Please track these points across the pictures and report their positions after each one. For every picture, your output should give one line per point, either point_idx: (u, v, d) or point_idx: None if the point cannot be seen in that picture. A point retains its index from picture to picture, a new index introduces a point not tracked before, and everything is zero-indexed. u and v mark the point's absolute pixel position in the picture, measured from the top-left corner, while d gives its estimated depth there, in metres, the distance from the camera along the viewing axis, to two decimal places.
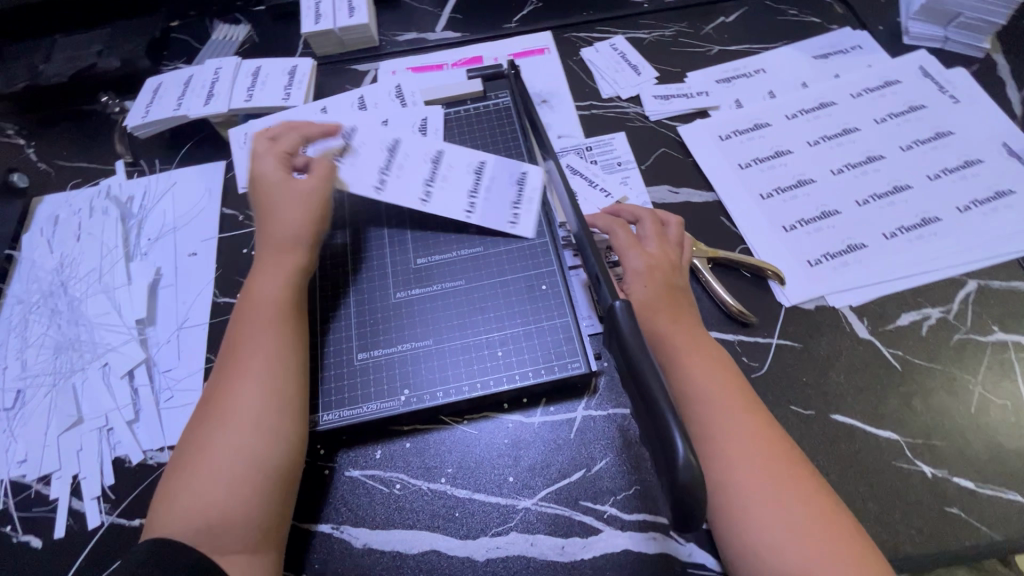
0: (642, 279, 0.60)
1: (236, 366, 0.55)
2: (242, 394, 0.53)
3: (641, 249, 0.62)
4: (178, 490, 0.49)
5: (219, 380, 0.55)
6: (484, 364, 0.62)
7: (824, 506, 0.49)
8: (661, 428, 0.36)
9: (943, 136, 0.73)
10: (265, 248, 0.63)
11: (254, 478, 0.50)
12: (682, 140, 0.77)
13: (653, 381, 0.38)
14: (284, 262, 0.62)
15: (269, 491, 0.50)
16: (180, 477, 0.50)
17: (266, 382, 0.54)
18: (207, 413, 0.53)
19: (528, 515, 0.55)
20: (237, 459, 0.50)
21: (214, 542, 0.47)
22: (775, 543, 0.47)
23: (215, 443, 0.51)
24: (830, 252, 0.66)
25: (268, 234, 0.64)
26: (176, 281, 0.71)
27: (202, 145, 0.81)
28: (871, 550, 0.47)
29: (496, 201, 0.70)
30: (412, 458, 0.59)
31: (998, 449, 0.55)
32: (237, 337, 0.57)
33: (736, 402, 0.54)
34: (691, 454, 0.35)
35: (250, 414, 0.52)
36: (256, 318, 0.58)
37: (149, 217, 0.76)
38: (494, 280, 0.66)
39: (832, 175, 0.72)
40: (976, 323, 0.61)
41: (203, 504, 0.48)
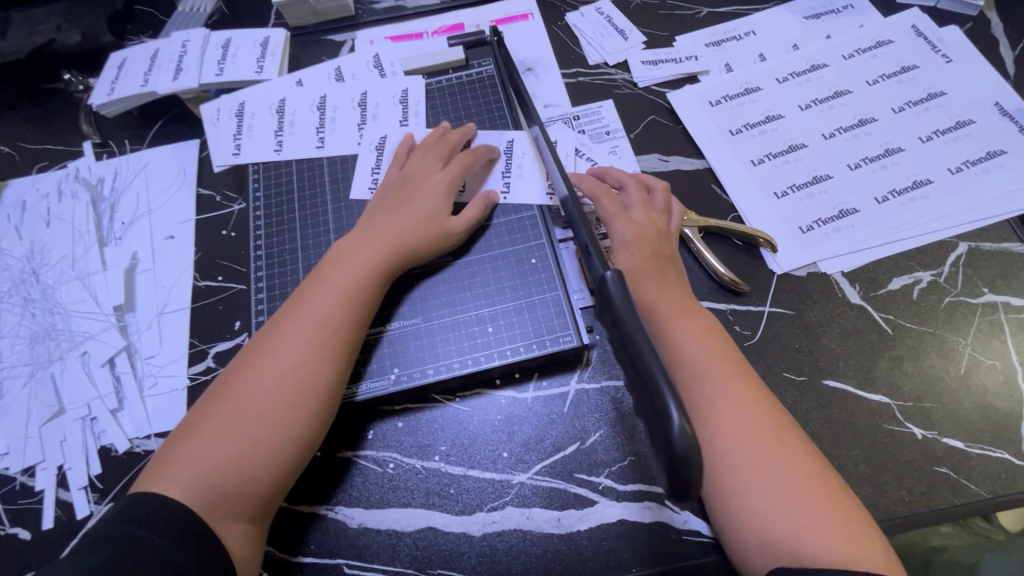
0: (629, 247, 0.60)
1: (289, 339, 0.53)
2: (287, 375, 0.51)
3: (625, 216, 0.62)
4: (196, 454, 0.48)
5: (267, 344, 0.53)
6: (475, 341, 0.61)
7: (817, 471, 0.49)
8: (655, 399, 0.35)
9: (936, 97, 0.71)
10: (368, 235, 0.60)
11: (273, 466, 0.49)
12: (671, 106, 0.75)
13: (647, 352, 0.37)
14: (376, 256, 0.58)
15: (283, 479, 0.50)
16: (200, 440, 0.49)
17: (318, 372, 0.52)
18: (242, 375, 0.52)
19: (523, 489, 0.55)
20: (261, 437, 0.49)
21: (211, 509, 0.47)
22: (771, 508, 0.47)
23: (239, 413, 0.50)
24: (822, 217, 0.66)
25: (380, 227, 0.61)
26: (154, 266, 0.68)
27: (173, 122, 0.78)
28: (861, 513, 0.48)
29: (485, 172, 0.69)
30: (404, 438, 0.58)
31: (986, 409, 0.56)
32: (301, 309, 0.55)
33: (730, 370, 0.53)
34: (687, 424, 0.34)
35: (288, 403, 0.50)
36: (325, 302, 0.55)
37: (122, 199, 0.73)
38: (483, 255, 0.65)
39: (824, 139, 0.70)
40: (966, 285, 0.61)
41: (217, 477, 0.48)
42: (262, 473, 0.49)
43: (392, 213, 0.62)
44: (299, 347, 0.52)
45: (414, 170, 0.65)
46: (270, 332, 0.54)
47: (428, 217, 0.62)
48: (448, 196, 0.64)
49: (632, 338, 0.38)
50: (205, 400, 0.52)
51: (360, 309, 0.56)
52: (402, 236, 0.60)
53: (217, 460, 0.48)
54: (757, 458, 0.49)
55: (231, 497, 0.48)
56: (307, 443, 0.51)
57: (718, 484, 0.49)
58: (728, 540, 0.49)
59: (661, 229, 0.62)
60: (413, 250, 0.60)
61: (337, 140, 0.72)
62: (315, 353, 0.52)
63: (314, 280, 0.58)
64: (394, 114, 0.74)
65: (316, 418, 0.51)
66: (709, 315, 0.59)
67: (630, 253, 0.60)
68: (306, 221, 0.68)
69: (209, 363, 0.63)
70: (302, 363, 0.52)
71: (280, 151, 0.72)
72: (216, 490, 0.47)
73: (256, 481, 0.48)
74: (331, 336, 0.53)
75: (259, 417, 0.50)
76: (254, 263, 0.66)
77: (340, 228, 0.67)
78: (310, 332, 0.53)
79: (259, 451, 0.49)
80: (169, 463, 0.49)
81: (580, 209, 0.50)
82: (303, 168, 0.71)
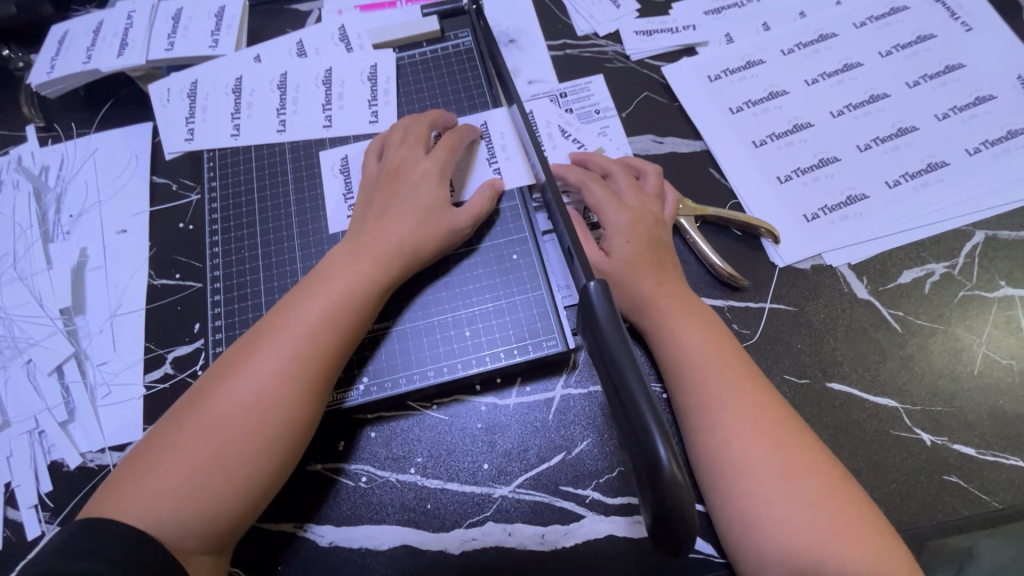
0: (624, 234, 0.55)
1: (273, 354, 0.47)
2: (270, 395, 0.46)
3: (617, 201, 0.57)
4: (166, 472, 0.43)
5: (248, 356, 0.48)
6: (451, 346, 0.57)
7: (831, 486, 0.44)
8: (641, 431, 0.31)
9: (954, 70, 0.66)
10: (362, 240, 0.54)
11: (252, 492, 0.45)
12: (666, 81, 0.69)
13: (632, 378, 0.33)
14: (371, 264, 0.52)
15: (259, 504, 0.46)
16: (172, 458, 0.44)
17: (304, 395, 0.47)
18: (217, 389, 0.46)
19: (504, 503, 0.52)
20: (239, 461, 0.44)
21: (180, 538, 0.42)
22: (789, 520, 0.43)
23: (211, 434, 0.44)
24: (829, 204, 0.61)
25: (373, 230, 0.54)
26: (106, 263, 0.63)
27: (123, 103, 0.71)
28: (885, 532, 0.43)
29: (468, 158, 0.62)
30: (379, 449, 0.54)
31: (1001, 414, 0.52)
32: (289, 319, 0.49)
33: (737, 369, 0.49)
34: (676, 463, 0.30)
35: (276, 425, 0.46)
36: (316, 310, 0.50)
37: (69, 190, 0.67)
38: (462, 250, 0.60)
39: (831, 118, 0.65)
40: (982, 278, 0.57)
41: (188, 501, 0.42)
42: (235, 502, 0.44)
43: (385, 212, 0.55)
44: (285, 365, 0.47)
45: (394, 162, 0.58)
46: (252, 343, 0.48)
47: (425, 218, 0.55)
48: (444, 191, 0.57)
49: (616, 360, 0.34)
50: (173, 412, 0.46)
51: (354, 320, 0.50)
52: (399, 242, 0.54)
53: (185, 484, 0.43)
54: (771, 467, 0.44)
55: (197, 527, 0.42)
56: (285, 470, 0.47)
57: (728, 495, 0.45)
58: (739, 558, 0.45)
59: (656, 215, 0.57)
60: (410, 258, 0.54)
61: (299, 124, 0.67)
62: (302, 374, 0.47)
63: (302, 285, 0.52)
64: (362, 94, 0.67)
65: (298, 443, 0.47)
66: (706, 306, 0.54)
67: (624, 242, 0.55)
68: (265, 212, 0.63)
69: (166, 370, 0.58)
70: (287, 384, 0.46)
71: (237, 137, 0.67)
72: (181, 519, 0.42)
73: (226, 511, 0.43)
74: (321, 355, 0.48)
75: (235, 440, 0.44)
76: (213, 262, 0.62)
77: (302, 221, 0.63)
78: (298, 349, 0.48)
79: (232, 478, 0.44)
80: (127, 483, 0.43)
81: (557, 196, 0.45)
82: (263, 154, 0.66)
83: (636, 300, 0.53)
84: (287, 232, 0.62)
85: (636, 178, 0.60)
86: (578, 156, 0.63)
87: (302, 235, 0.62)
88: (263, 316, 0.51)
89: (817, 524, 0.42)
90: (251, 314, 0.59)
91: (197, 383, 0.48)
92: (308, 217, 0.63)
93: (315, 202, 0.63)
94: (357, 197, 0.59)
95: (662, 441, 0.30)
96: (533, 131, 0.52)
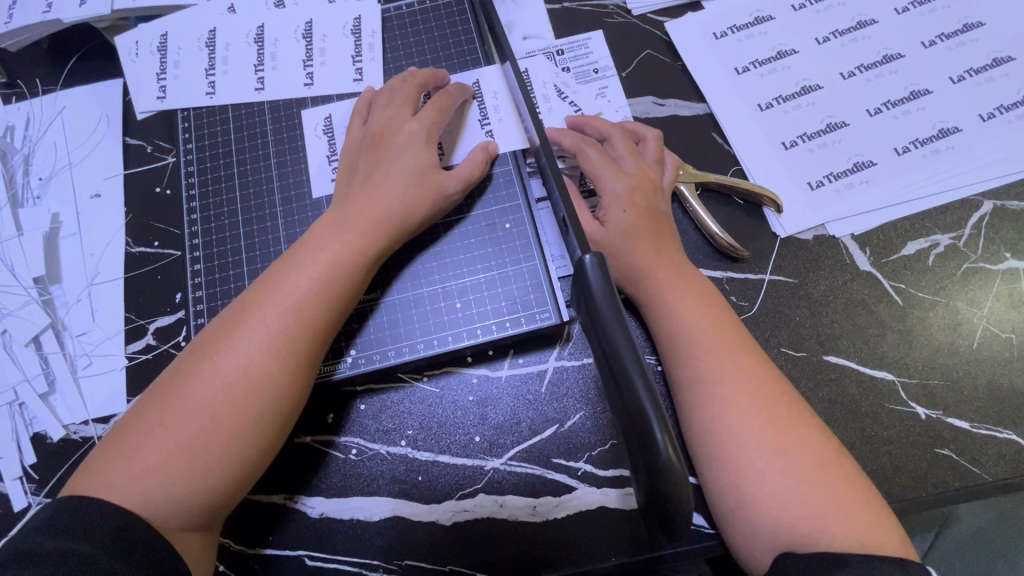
0: (621, 202, 0.53)
1: (258, 328, 0.45)
2: (254, 370, 0.44)
3: (614, 166, 0.54)
4: (150, 450, 0.42)
5: (233, 331, 0.46)
6: (442, 318, 0.55)
7: (825, 459, 0.44)
8: (636, 414, 0.30)
9: (973, 28, 0.62)
10: (348, 208, 0.52)
11: (239, 468, 0.44)
12: (670, 38, 0.65)
13: (628, 358, 0.31)
14: (360, 234, 0.50)
15: (247, 480, 0.45)
16: (155, 435, 0.42)
17: (291, 370, 0.45)
18: (201, 365, 0.45)
19: (496, 476, 0.51)
20: (223, 437, 0.43)
21: (165, 516, 0.41)
22: (786, 495, 0.42)
23: (197, 411, 0.43)
24: (834, 172, 0.58)
25: (359, 198, 0.52)
26: (80, 229, 0.60)
27: (88, 57, 0.66)
28: (876, 502, 0.43)
29: (459, 121, 0.59)
30: (369, 421, 0.53)
31: (998, 387, 0.51)
32: (273, 292, 0.47)
33: (732, 344, 0.48)
34: (671, 443, 0.29)
35: (260, 400, 0.44)
36: (301, 282, 0.48)
37: (37, 150, 0.63)
38: (453, 219, 0.58)
39: (841, 79, 0.61)
40: (988, 251, 0.55)
41: (172, 479, 0.41)
42: (222, 478, 0.43)
43: (371, 179, 0.53)
44: (271, 340, 0.45)
45: (380, 126, 0.55)
46: (236, 317, 0.47)
47: (414, 184, 0.53)
48: (433, 156, 0.54)
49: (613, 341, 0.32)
50: (155, 388, 0.45)
51: (340, 292, 0.48)
52: (387, 210, 0.51)
53: (169, 462, 0.42)
54: (767, 445, 0.44)
55: (185, 504, 0.42)
56: (273, 445, 0.46)
57: (723, 468, 0.45)
58: (733, 530, 0.44)
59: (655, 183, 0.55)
60: (400, 227, 0.52)
61: (279, 81, 0.63)
62: (289, 349, 0.46)
63: (287, 257, 0.50)
64: (346, 49, 0.63)
65: (284, 418, 0.46)
66: (704, 278, 0.53)
67: (620, 208, 0.52)
68: (245, 176, 0.60)
69: (148, 341, 0.56)
70: (274, 360, 0.45)
71: (212, 95, 0.63)
72: (167, 496, 0.41)
73: (212, 487, 0.42)
74: (307, 330, 0.47)
75: (220, 416, 0.43)
76: (192, 227, 0.59)
77: (284, 186, 0.60)
78: (285, 323, 0.46)
79: (219, 454, 0.43)
80: (110, 462, 0.42)
81: (552, 160, 0.42)
82: (241, 114, 0.62)
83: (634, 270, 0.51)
84: (269, 198, 0.59)
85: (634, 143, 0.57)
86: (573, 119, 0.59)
87: (286, 201, 0.59)
88: (247, 288, 0.49)
89: (812, 498, 0.42)
90: (233, 284, 0.57)
91: (179, 358, 0.46)
92: (290, 181, 0.60)
93: (298, 166, 0.60)
94: (341, 162, 0.56)
95: (657, 423, 0.29)
96: (527, 90, 0.48)
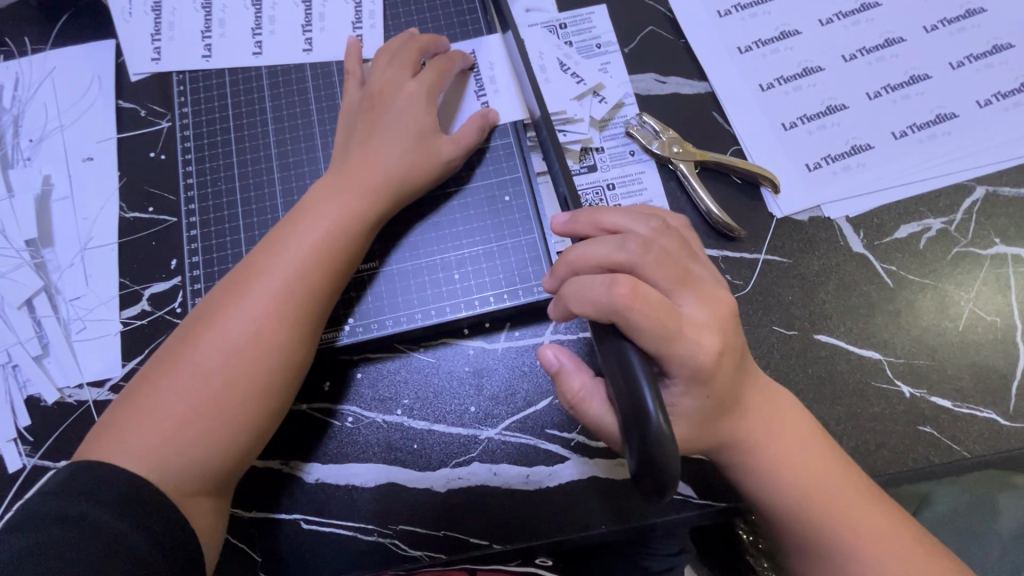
0: (644, 264, 0.39)
1: (262, 296, 0.46)
2: (261, 336, 0.45)
3: (659, 248, 0.40)
4: (161, 416, 0.42)
5: (236, 296, 0.46)
6: (440, 289, 0.55)
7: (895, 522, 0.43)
8: (630, 380, 0.33)
9: (975, 15, 0.62)
10: (344, 173, 0.51)
11: (252, 430, 0.44)
12: (674, 15, 0.65)
13: (628, 348, 0.35)
14: (360, 199, 0.50)
15: (258, 442, 0.45)
16: (168, 401, 0.43)
17: (298, 335, 0.46)
18: (207, 331, 0.45)
19: (490, 445, 0.52)
20: (234, 401, 0.44)
21: (181, 479, 0.42)
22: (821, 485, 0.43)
23: (207, 376, 0.43)
24: (832, 154, 0.59)
25: (357, 161, 0.52)
26: (72, 192, 0.59)
27: (80, 16, 0.64)
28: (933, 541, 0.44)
29: (459, 92, 0.59)
30: (365, 390, 0.54)
31: (979, 368, 0.53)
32: (276, 258, 0.47)
33: (774, 393, 0.45)
34: (664, 415, 0.32)
35: (268, 364, 0.45)
36: (304, 249, 0.47)
37: (27, 111, 0.62)
38: (453, 193, 0.58)
39: (843, 62, 0.61)
40: (977, 236, 0.56)
41: (188, 443, 0.42)
42: (236, 441, 0.44)
43: (367, 143, 0.52)
44: (277, 305, 0.46)
45: (379, 85, 0.54)
46: (237, 285, 0.46)
47: (413, 149, 0.53)
48: (430, 119, 0.54)
49: (616, 301, 0.36)
50: (162, 355, 0.45)
51: (344, 260, 0.49)
52: (385, 176, 0.51)
53: (184, 427, 0.42)
54: (788, 448, 0.44)
55: (199, 466, 0.42)
56: (283, 408, 0.46)
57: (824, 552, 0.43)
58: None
59: (695, 260, 0.43)
60: (398, 190, 0.52)
61: (277, 47, 0.62)
62: (296, 315, 0.46)
63: (288, 222, 0.50)
64: (346, 14, 0.62)
65: (293, 382, 0.46)
66: (774, 388, 0.45)
67: (693, 318, 0.39)
68: (241, 143, 0.60)
69: (143, 307, 0.56)
70: (282, 325, 0.45)
71: (208, 59, 0.62)
72: (181, 459, 0.42)
73: (227, 450, 0.43)
74: (313, 295, 0.47)
75: (231, 381, 0.44)
76: (187, 193, 0.58)
77: (282, 153, 0.59)
78: (291, 287, 0.46)
79: (233, 416, 0.44)
80: (119, 429, 0.42)
81: (552, 133, 0.50)
82: (238, 79, 0.61)
83: (707, 418, 0.41)
84: (266, 168, 0.59)
85: (683, 244, 0.43)
86: (575, 257, 0.40)
87: (282, 170, 0.59)
88: (247, 255, 0.49)
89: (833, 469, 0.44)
90: (229, 252, 0.56)
91: (184, 326, 0.46)
92: (288, 149, 0.59)
93: (294, 134, 0.59)
94: (340, 123, 0.56)
95: (647, 385, 0.33)
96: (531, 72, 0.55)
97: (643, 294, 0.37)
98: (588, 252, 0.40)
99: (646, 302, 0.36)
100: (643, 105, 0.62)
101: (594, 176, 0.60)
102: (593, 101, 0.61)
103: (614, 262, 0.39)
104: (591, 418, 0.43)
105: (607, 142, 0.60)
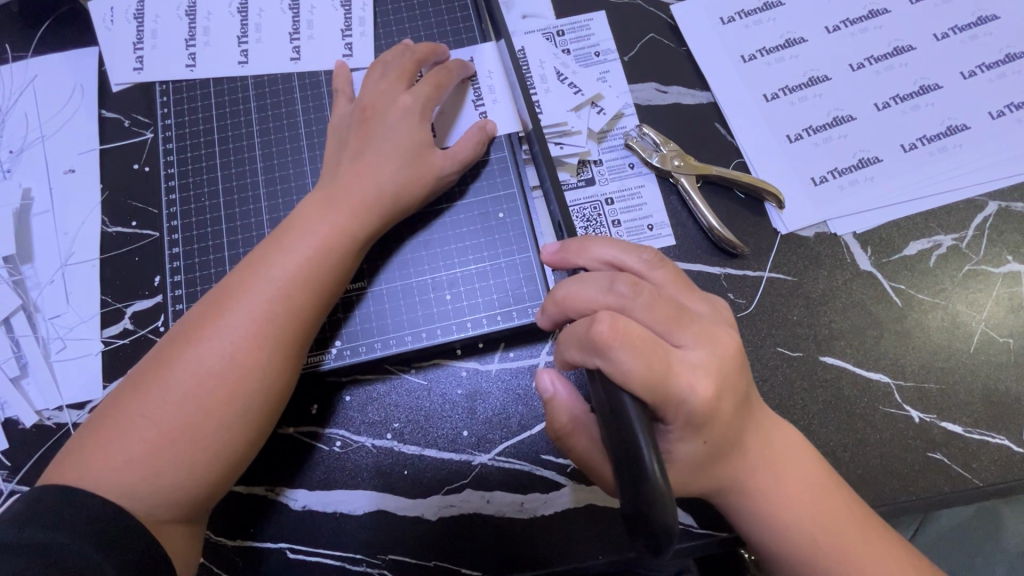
0: (634, 304, 0.37)
1: (243, 317, 0.44)
2: (241, 361, 0.43)
3: (649, 287, 0.38)
4: (133, 441, 0.41)
5: (217, 317, 0.44)
6: (432, 309, 0.53)
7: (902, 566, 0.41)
8: (621, 415, 0.32)
9: (987, 22, 0.60)
10: (333, 188, 0.49)
11: (228, 458, 0.43)
12: (675, 22, 0.62)
13: (621, 392, 0.33)
14: (348, 215, 0.48)
15: (235, 470, 0.44)
16: (140, 425, 0.41)
17: (280, 359, 0.44)
18: (184, 352, 0.43)
19: (484, 471, 0.50)
20: (210, 428, 0.42)
21: (153, 507, 0.40)
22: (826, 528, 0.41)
23: (182, 401, 0.42)
24: (839, 167, 0.57)
25: (348, 177, 0.50)
26: (54, 206, 0.57)
27: (61, 22, 0.62)
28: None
29: (455, 101, 0.57)
30: (354, 413, 0.52)
31: (992, 393, 0.51)
32: (259, 277, 0.45)
33: (773, 430, 0.43)
34: (658, 462, 0.29)
35: (247, 390, 0.43)
36: (289, 269, 0.46)
37: (7, 121, 0.60)
38: (446, 208, 0.56)
39: (850, 71, 0.59)
40: (990, 253, 0.54)
41: (160, 470, 0.40)
42: (210, 469, 0.42)
43: (360, 158, 0.50)
44: (258, 329, 0.44)
45: (372, 99, 0.53)
46: (218, 305, 0.45)
47: (405, 165, 0.51)
48: (425, 134, 0.52)
49: (599, 343, 0.35)
50: (137, 375, 0.43)
51: (330, 281, 0.47)
52: (377, 192, 0.49)
53: (157, 453, 0.41)
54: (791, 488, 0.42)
55: (171, 495, 0.41)
56: (262, 435, 0.45)
57: None
58: None
59: (695, 298, 0.41)
60: (390, 209, 0.50)
61: (264, 55, 0.60)
62: (278, 338, 0.44)
63: (274, 238, 0.48)
64: (335, 21, 0.60)
65: (273, 408, 0.45)
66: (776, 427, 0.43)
67: (689, 358, 0.37)
68: (227, 155, 0.58)
69: (125, 326, 0.54)
70: (263, 348, 0.43)
71: (193, 68, 0.60)
72: (154, 487, 0.40)
73: (202, 478, 0.42)
74: (297, 317, 0.45)
75: (207, 407, 0.42)
76: (171, 207, 0.56)
77: (268, 167, 0.57)
78: (274, 309, 0.44)
79: (208, 445, 0.42)
80: (88, 454, 0.40)
81: (545, 149, 0.50)
82: (223, 90, 0.59)
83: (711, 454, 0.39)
84: (252, 182, 0.57)
85: (683, 283, 0.42)
86: (562, 297, 0.40)
87: (268, 184, 0.57)
88: (230, 271, 0.47)
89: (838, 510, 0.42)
90: (213, 269, 0.55)
91: (162, 344, 0.44)
92: (274, 162, 0.57)
93: (281, 146, 0.57)
94: (330, 138, 0.54)
95: (637, 417, 0.31)
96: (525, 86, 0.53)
97: (628, 331, 0.35)
98: (575, 292, 0.39)
99: (630, 339, 0.35)
100: (643, 116, 0.59)
101: (592, 190, 0.58)
102: (591, 112, 0.59)
103: (601, 303, 0.38)
104: (579, 450, 0.42)
105: (605, 155, 0.58)
